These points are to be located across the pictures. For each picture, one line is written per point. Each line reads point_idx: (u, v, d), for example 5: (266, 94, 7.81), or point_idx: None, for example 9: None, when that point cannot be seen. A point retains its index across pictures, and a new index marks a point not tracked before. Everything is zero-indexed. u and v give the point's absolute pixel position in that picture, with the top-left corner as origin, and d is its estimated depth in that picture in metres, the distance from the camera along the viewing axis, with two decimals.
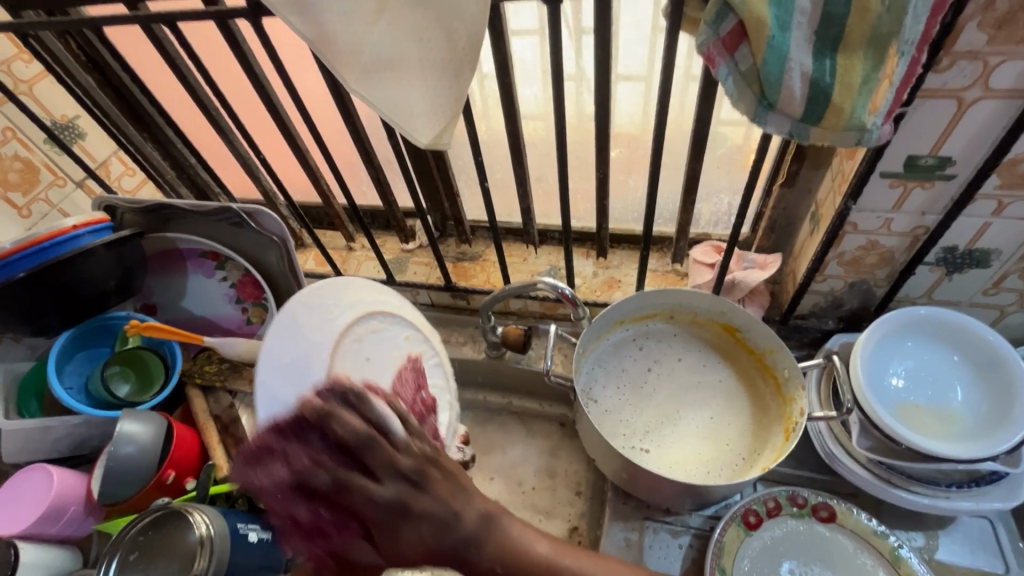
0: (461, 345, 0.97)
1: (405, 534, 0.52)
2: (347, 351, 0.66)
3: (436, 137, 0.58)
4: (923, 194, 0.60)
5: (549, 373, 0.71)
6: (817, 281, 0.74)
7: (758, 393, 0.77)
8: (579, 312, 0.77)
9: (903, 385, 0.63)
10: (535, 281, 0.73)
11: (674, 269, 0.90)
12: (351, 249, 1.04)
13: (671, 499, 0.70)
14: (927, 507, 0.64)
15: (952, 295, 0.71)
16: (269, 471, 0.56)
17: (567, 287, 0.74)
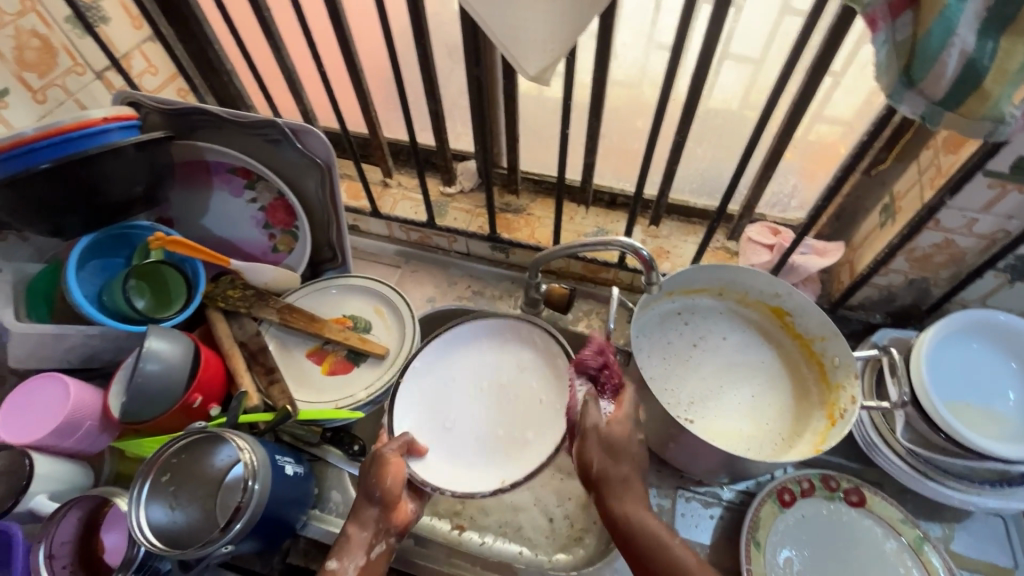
0: (497, 300, 0.95)
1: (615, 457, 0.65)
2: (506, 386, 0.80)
3: (544, 70, 0.54)
4: (1018, 198, 0.59)
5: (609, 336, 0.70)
6: (878, 275, 0.74)
7: (800, 378, 0.78)
8: (652, 277, 0.72)
9: (959, 385, 0.64)
10: (611, 239, 0.70)
11: (725, 246, 0.88)
12: (388, 185, 0.99)
13: (710, 471, 0.71)
14: (957, 501, 0.67)
15: (1006, 302, 0.72)
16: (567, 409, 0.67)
17: (643, 247, 0.70)
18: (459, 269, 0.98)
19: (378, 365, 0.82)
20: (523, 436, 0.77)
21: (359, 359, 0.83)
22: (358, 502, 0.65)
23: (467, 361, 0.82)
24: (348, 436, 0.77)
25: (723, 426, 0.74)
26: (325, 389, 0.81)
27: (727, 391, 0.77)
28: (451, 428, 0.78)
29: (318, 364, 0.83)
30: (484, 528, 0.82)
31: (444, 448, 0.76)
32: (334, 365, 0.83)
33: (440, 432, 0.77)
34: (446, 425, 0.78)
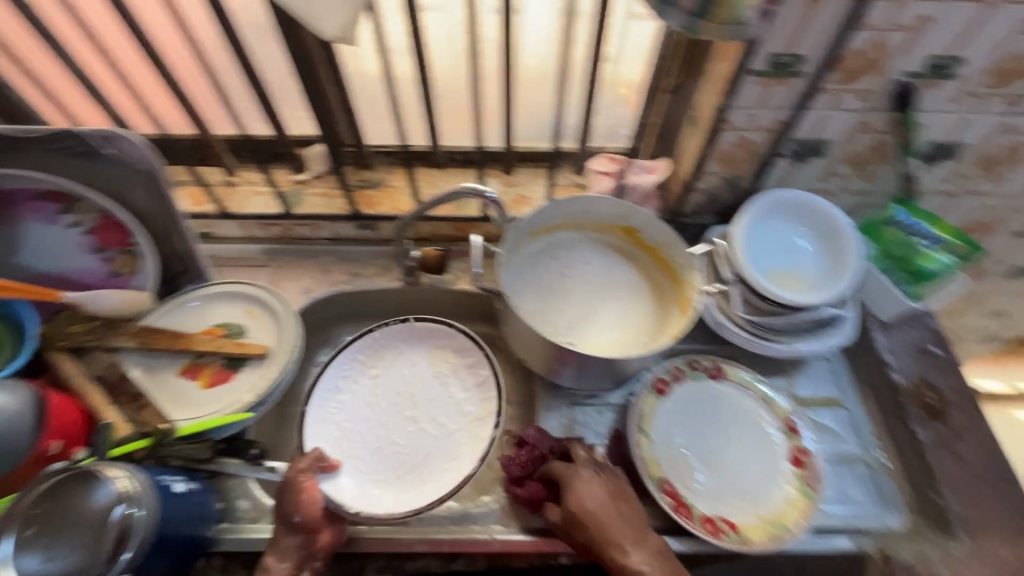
0: (375, 277, 0.95)
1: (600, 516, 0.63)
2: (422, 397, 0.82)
3: (343, 30, 0.55)
4: (781, 90, 0.70)
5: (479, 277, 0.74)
6: (698, 180, 0.85)
7: (656, 284, 0.88)
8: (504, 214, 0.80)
9: (771, 256, 0.76)
10: (457, 187, 0.74)
11: (575, 181, 0.95)
12: (233, 184, 0.94)
13: (593, 380, 0.78)
14: (790, 353, 0.80)
15: (799, 182, 0.85)
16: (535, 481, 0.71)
17: (490, 190, 0.76)
18: (330, 255, 0.96)
19: (260, 366, 0.79)
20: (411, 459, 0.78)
21: (239, 365, 0.80)
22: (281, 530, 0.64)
23: (396, 371, 0.83)
24: (244, 442, 0.75)
25: (600, 340, 0.82)
26: (206, 401, 0.76)
27: (599, 309, 0.85)
28: (382, 442, 0.79)
29: (194, 380, 0.78)
30: None
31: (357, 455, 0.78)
32: (212, 377, 0.78)
33: (360, 440, 0.79)
34: (363, 433, 0.79)
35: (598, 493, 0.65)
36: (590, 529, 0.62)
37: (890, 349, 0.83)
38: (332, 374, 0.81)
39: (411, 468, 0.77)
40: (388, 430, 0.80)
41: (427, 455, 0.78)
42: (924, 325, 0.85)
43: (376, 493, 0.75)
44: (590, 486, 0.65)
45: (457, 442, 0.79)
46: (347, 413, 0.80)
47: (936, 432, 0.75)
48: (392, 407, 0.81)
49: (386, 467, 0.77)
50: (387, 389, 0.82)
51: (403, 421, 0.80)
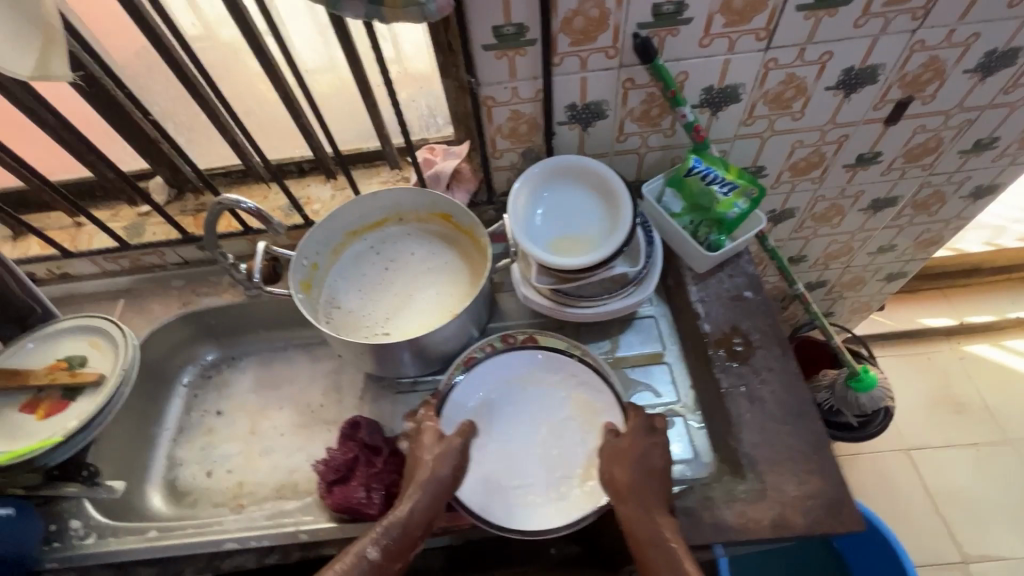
0: (222, 294, 0.99)
1: (625, 467, 0.67)
2: (559, 420, 0.77)
3: (40, 67, 0.57)
4: (524, 60, 0.72)
5: (256, 284, 0.83)
6: (497, 159, 0.86)
7: (475, 264, 0.89)
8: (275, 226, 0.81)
9: (553, 224, 0.77)
10: (217, 201, 0.77)
11: (400, 176, 0.98)
12: (80, 225, 1.00)
13: (405, 367, 0.80)
14: (594, 314, 0.81)
15: (598, 146, 0.86)
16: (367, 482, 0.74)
17: (249, 201, 0.77)
18: (179, 279, 1.01)
19: (93, 393, 0.83)
20: (518, 486, 0.73)
21: (77, 393, 0.84)
22: (410, 495, 0.67)
23: (556, 382, 0.79)
24: (77, 465, 0.80)
25: (415, 326, 0.84)
26: (39, 432, 0.81)
27: (417, 297, 0.87)
28: (501, 449, 0.76)
29: (32, 413, 0.83)
30: (262, 499, 0.89)
31: (502, 455, 0.75)
32: (49, 408, 0.83)
33: (485, 448, 0.75)
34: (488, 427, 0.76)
35: (646, 467, 0.67)
36: (620, 476, 0.66)
37: (704, 299, 0.83)
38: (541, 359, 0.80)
39: (521, 487, 0.73)
40: (511, 442, 0.76)
41: (539, 483, 0.73)
42: (743, 271, 0.85)
43: (474, 492, 0.72)
44: (631, 437, 0.69)
45: (568, 486, 0.72)
46: (484, 412, 0.78)
47: (740, 377, 0.75)
48: (523, 422, 0.78)
49: (496, 472, 0.74)
50: (534, 397, 0.79)
51: (535, 438, 0.76)
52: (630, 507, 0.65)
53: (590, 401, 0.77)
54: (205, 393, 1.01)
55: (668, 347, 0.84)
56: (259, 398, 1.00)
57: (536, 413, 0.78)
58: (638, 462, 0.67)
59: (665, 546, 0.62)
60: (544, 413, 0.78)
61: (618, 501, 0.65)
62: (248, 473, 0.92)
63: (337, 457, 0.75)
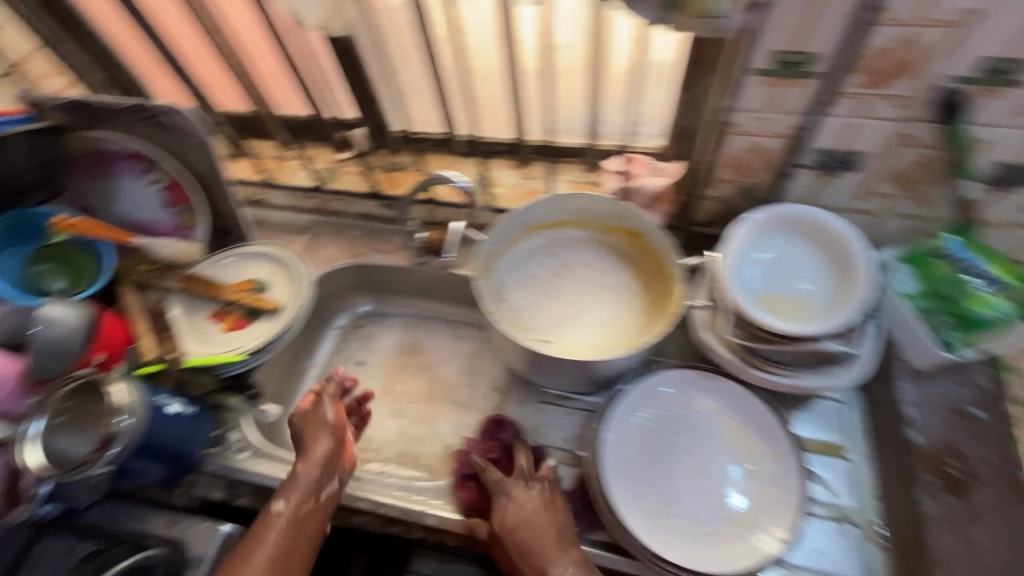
0: (391, 253, 1.02)
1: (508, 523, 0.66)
2: (722, 458, 0.71)
3: None
4: (793, 93, 0.63)
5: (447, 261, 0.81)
6: (710, 187, 0.79)
7: (652, 293, 0.83)
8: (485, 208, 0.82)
9: (769, 276, 0.69)
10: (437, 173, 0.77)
11: (590, 180, 0.94)
12: (286, 157, 1.07)
13: (561, 380, 0.77)
14: (784, 386, 0.71)
15: (831, 200, 0.76)
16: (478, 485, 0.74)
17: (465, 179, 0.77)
18: (359, 228, 1.04)
19: (271, 320, 0.91)
20: (669, 512, 0.67)
21: (255, 316, 0.92)
22: (310, 445, 0.72)
23: (723, 416, 0.73)
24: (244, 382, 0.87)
25: (578, 341, 0.80)
26: (221, 343, 0.89)
27: (584, 311, 0.83)
28: (657, 470, 0.70)
29: (218, 323, 0.93)
30: (384, 459, 0.92)
31: (656, 478, 0.69)
32: (232, 323, 0.92)
33: (640, 464, 0.70)
34: (648, 452, 0.71)
35: (528, 525, 0.65)
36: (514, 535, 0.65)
37: (918, 404, 0.70)
38: (709, 390, 0.74)
39: (674, 516, 0.67)
40: (670, 466, 0.70)
41: (694, 517, 0.67)
42: (973, 383, 0.71)
43: (630, 507, 0.67)
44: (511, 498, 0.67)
45: (729, 529, 0.66)
46: (643, 429, 0.73)
47: (948, 507, 0.64)
48: (682, 449, 0.71)
49: (650, 494, 0.68)
50: (698, 425, 0.73)
51: (691, 469, 0.70)
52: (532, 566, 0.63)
53: (761, 446, 0.71)
54: (351, 340, 1.06)
55: (853, 443, 0.73)
56: (399, 360, 1.02)
57: (697, 442, 0.72)
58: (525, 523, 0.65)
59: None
60: (706, 444, 0.72)
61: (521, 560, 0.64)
62: (376, 430, 0.95)
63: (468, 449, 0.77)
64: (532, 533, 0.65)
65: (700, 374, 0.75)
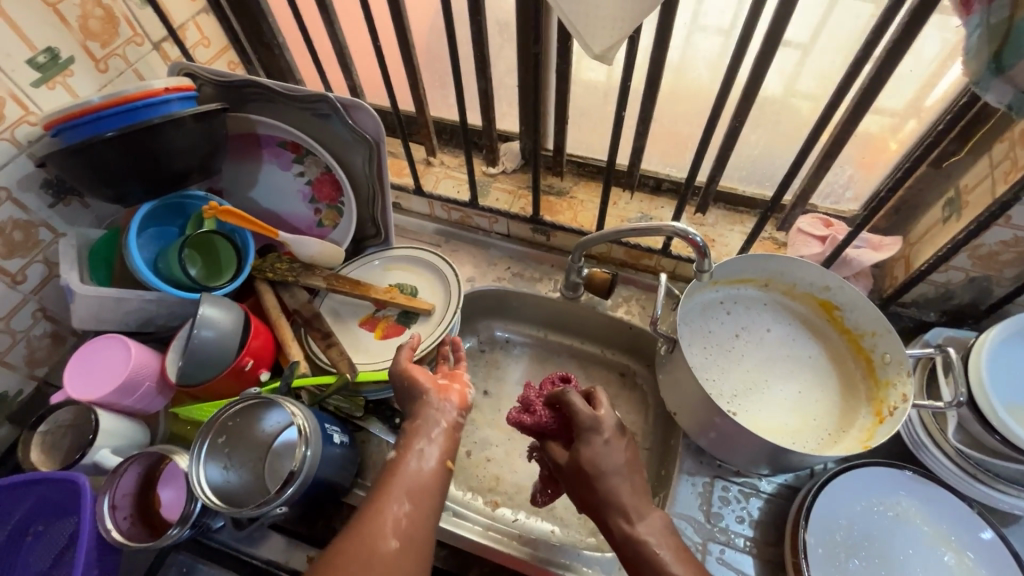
0: (535, 282, 0.95)
1: (605, 481, 0.60)
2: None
3: (608, 50, 0.53)
4: None
5: (654, 323, 0.71)
6: (936, 272, 0.72)
7: (847, 374, 0.76)
8: (704, 264, 0.70)
9: (1022, 388, 0.62)
10: (664, 226, 0.69)
11: (772, 237, 0.87)
12: (431, 163, 1.00)
13: (750, 462, 0.71)
14: (1007, 506, 0.65)
15: None
16: (541, 421, 0.67)
17: (696, 233, 0.68)
18: (499, 250, 0.99)
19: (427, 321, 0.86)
20: None
21: (408, 319, 0.87)
22: (415, 410, 0.62)
23: (936, 530, 0.66)
24: (389, 408, 0.81)
25: (768, 418, 0.73)
26: (382, 353, 0.84)
27: (771, 384, 0.76)
28: None
29: (372, 331, 0.86)
30: (516, 506, 0.85)
31: None
32: (388, 329, 0.86)
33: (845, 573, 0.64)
34: (854, 557, 0.65)
35: (613, 474, 0.61)
36: (597, 489, 0.60)
37: None
38: (922, 498, 0.67)
39: None
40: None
41: None
42: None
43: None
44: (595, 448, 0.61)
45: None
46: (848, 534, 0.66)
47: None
48: (892, 561, 0.65)
49: None
50: (907, 536, 0.66)
51: None
52: (617, 530, 0.59)
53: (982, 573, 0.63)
54: (475, 366, 0.99)
55: None
56: None
57: (908, 556, 0.65)
58: (609, 472, 0.61)
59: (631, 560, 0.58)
60: (920, 560, 0.64)
61: (606, 515, 0.60)
62: (507, 471, 0.88)
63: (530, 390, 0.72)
64: (621, 484, 0.60)
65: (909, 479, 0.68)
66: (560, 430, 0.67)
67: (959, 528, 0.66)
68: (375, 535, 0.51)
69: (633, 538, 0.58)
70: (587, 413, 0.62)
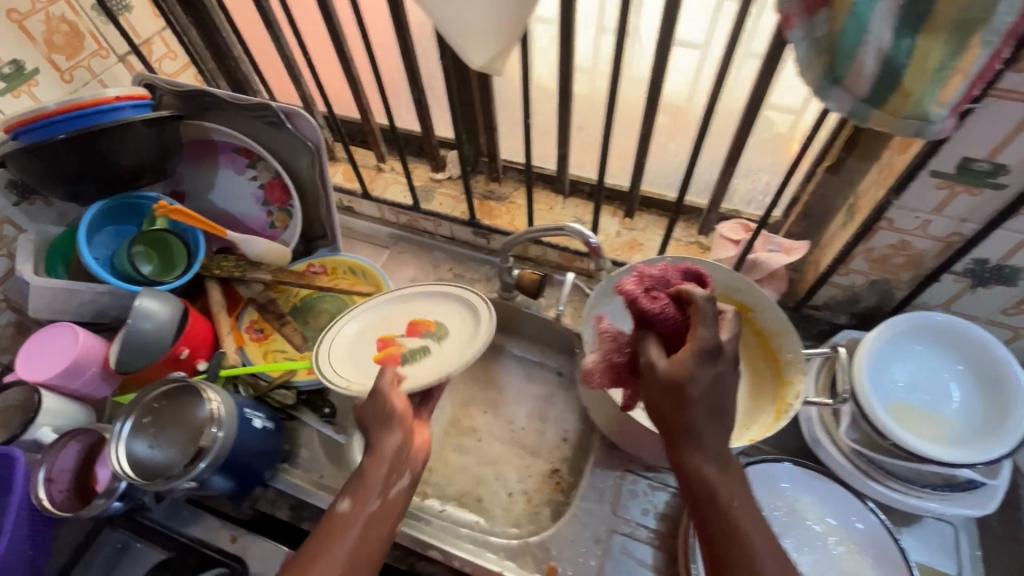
0: (475, 283, 0.99)
1: (694, 414, 0.48)
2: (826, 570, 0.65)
3: (490, 61, 0.58)
4: (969, 200, 0.59)
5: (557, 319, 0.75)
6: (839, 274, 0.74)
7: (757, 373, 0.79)
8: (602, 262, 0.78)
9: (904, 385, 0.65)
10: (561, 226, 0.74)
11: (698, 241, 0.90)
12: (381, 169, 1.05)
13: (656, 456, 0.73)
14: (898, 502, 0.67)
15: (972, 308, 0.71)
16: (656, 304, 0.52)
17: (595, 237, 0.74)
18: (443, 252, 1.03)
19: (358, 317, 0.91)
20: None
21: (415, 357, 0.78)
22: (376, 440, 0.64)
23: (826, 524, 0.68)
24: (321, 399, 0.84)
25: None
26: (368, 369, 0.77)
27: None
28: None
29: (378, 349, 0.80)
30: (444, 497, 0.88)
31: None
32: (386, 357, 0.78)
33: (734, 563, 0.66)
34: None
35: (710, 410, 0.48)
36: (686, 422, 0.48)
37: None
38: (817, 494, 0.69)
39: None
40: None
41: None
42: None
43: None
44: (699, 379, 0.47)
45: None
46: None
47: None
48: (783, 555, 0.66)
49: None
50: (799, 530, 0.68)
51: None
52: (685, 469, 0.50)
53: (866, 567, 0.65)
54: None
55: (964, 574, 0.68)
56: (466, 393, 0.98)
57: (799, 550, 0.67)
58: (705, 406, 0.48)
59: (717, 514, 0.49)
60: (809, 553, 0.66)
61: (676, 446, 0.51)
62: (439, 464, 0.91)
63: (660, 273, 0.57)
64: (709, 423, 0.49)
65: (806, 473, 0.70)
66: (665, 331, 0.52)
67: (850, 523, 0.68)
68: (318, 558, 0.56)
69: (705, 481, 0.49)
70: (711, 331, 0.47)
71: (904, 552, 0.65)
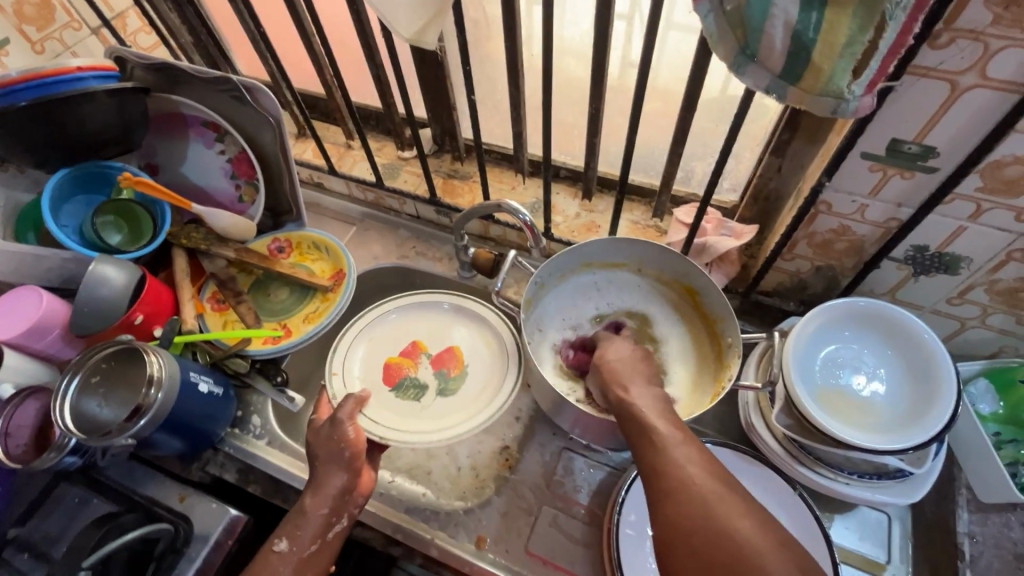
0: (437, 261, 1.00)
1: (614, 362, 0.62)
2: None
3: (419, 34, 0.58)
4: (902, 183, 0.58)
5: (495, 294, 0.77)
6: (784, 260, 0.73)
7: (702, 356, 0.79)
8: (538, 244, 0.78)
9: (834, 373, 0.65)
10: (498, 204, 0.73)
11: (655, 224, 0.89)
12: (350, 146, 1.06)
13: (591, 434, 0.73)
14: (825, 488, 0.67)
15: (917, 296, 0.70)
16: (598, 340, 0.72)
17: (527, 214, 0.74)
18: (408, 230, 1.04)
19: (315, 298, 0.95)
20: None
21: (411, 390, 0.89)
22: (321, 476, 0.66)
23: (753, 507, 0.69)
24: (274, 368, 0.87)
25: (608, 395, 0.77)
26: (375, 369, 0.89)
27: None
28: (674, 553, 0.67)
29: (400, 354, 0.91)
30: None
31: None
32: (395, 365, 0.90)
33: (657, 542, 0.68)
34: None
35: (632, 363, 0.62)
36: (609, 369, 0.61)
37: (973, 536, 0.66)
38: (747, 477, 0.70)
39: None
40: None
41: None
42: None
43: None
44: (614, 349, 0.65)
45: None
46: None
47: None
48: None
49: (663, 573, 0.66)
50: None
51: None
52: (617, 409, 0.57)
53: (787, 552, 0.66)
54: None
55: (893, 563, 0.67)
56: None
57: None
58: (621, 360, 0.62)
59: (652, 443, 0.51)
60: None
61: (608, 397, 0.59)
62: None
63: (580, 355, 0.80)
64: (624, 365, 0.61)
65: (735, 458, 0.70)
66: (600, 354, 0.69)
67: (776, 506, 0.68)
68: None
69: (628, 403, 0.56)
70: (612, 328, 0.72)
71: (828, 539, 0.64)
